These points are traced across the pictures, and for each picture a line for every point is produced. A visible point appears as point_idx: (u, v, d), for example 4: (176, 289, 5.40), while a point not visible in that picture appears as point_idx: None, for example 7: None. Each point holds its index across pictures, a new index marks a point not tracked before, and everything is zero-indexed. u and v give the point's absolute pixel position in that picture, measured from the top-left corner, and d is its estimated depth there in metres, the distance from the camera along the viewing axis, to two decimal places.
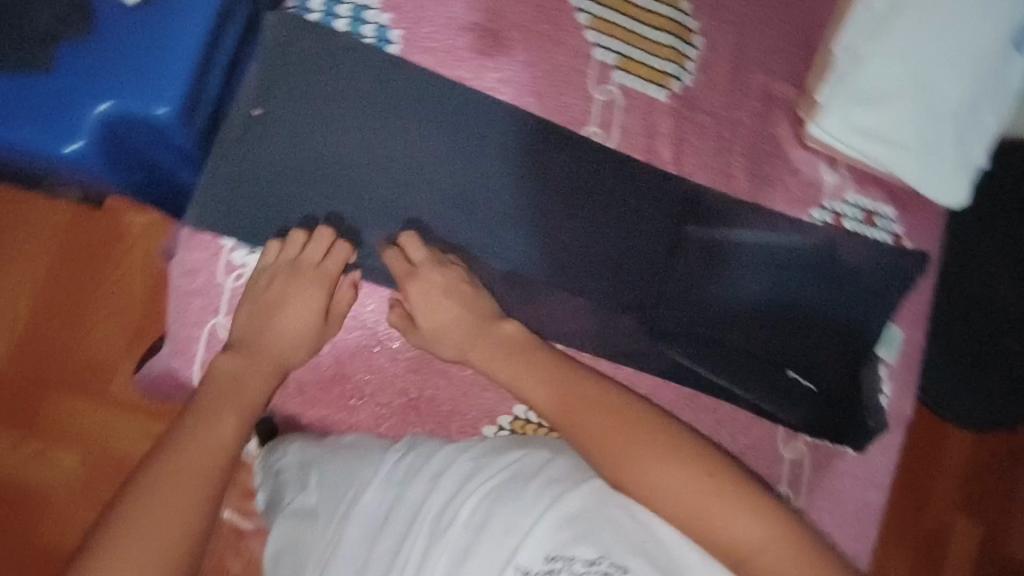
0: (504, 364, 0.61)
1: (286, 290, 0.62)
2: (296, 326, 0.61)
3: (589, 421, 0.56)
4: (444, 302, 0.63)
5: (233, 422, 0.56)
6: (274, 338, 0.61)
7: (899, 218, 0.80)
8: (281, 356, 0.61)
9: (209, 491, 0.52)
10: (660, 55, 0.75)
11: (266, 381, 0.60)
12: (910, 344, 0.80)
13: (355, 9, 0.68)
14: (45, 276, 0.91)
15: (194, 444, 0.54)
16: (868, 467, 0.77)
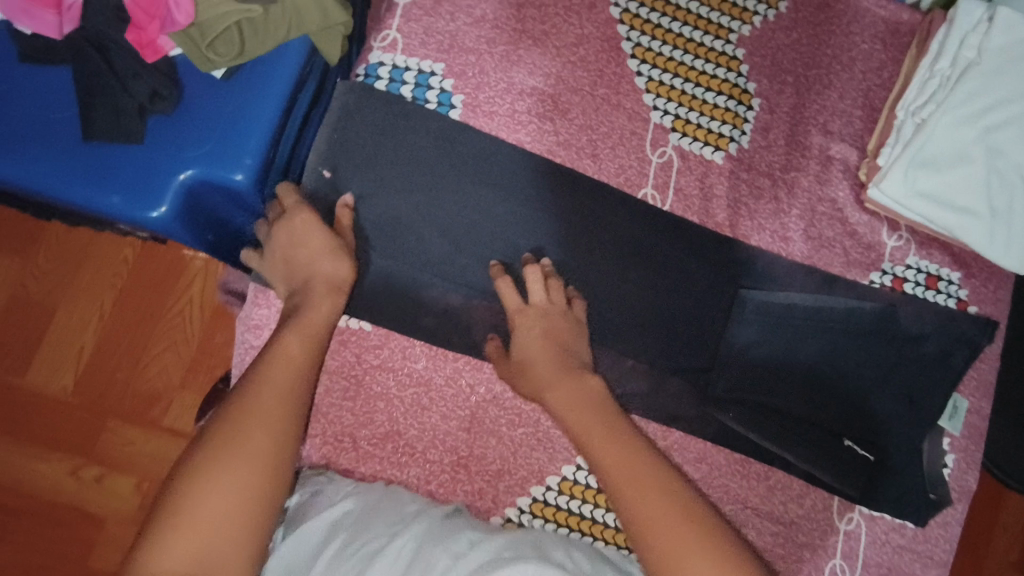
0: (582, 418, 0.59)
1: (293, 230, 0.62)
2: (321, 249, 0.61)
3: (641, 497, 0.52)
4: (542, 342, 0.64)
5: (302, 358, 0.55)
6: (318, 272, 0.61)
7: (964, 283, 0.78)
8: (323, 277, 0.61)
9: (293, 426, 0.52)
10: (717, 117, 0.76)
11: (327, 307, 0.59)
12: (975, 414, 0.77)
13: (420, 76, 0.71)
14: (111, 308, 0.94)
15: (277, 361, 0.54)
16: (930, 542, 0.74)
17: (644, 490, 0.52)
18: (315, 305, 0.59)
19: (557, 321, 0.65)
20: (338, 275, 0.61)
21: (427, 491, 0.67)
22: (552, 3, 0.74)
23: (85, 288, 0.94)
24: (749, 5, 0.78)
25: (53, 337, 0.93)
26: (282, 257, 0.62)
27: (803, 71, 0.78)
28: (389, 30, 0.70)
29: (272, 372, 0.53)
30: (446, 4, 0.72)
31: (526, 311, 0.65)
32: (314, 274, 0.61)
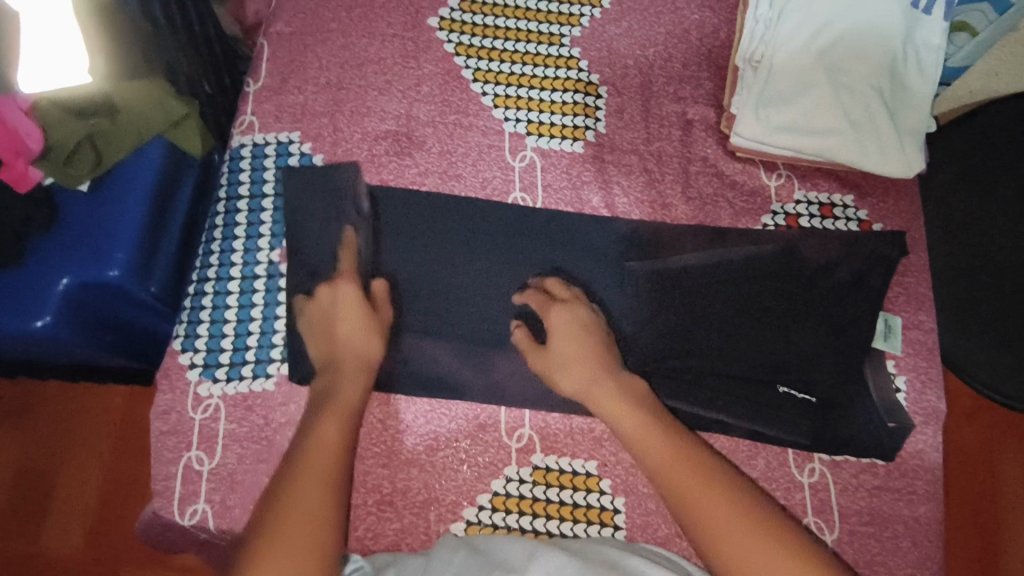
0: (643, 439, 0.60)
1: (337, 300, 0.67)
2: (364, 327, 0.66)
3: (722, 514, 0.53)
4: (581, 335, 0.66)
5: (346, 425, 0.60)
6: (353, 351, 0.65)
7: (860, 203, 0.76)
8: (360, 354, 0.65)
9: (339, 493, 0.55)
10: (567, 112, 0.79)
11: (360, 387, 0.63)
12: (915, 328, 0.72)
13: (279, 147, 0.76)
14: (108, 456, 0.98)
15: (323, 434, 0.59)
16: (909, 476, 0.68)
17: (719, 505, 0.53)
18: (348, 385, 0.63)
19: (598, 333, 0.67)
20: (369, 354, 0.65)
21: (357, 537, 0.65)
22: (390, 56, 0.80)
23: (77, 442, 0.98)
24: (573, 9, 0.83)
25: (58, 497, 0.96)
26: (325, 323, 0.67)
27: (641, 52, 0.82)
28: (244, 115, 0.77)
29: (314, 441, 0.58)
30: (293, 80, 0.79)
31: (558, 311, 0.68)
32: (350, 350, 0.65)
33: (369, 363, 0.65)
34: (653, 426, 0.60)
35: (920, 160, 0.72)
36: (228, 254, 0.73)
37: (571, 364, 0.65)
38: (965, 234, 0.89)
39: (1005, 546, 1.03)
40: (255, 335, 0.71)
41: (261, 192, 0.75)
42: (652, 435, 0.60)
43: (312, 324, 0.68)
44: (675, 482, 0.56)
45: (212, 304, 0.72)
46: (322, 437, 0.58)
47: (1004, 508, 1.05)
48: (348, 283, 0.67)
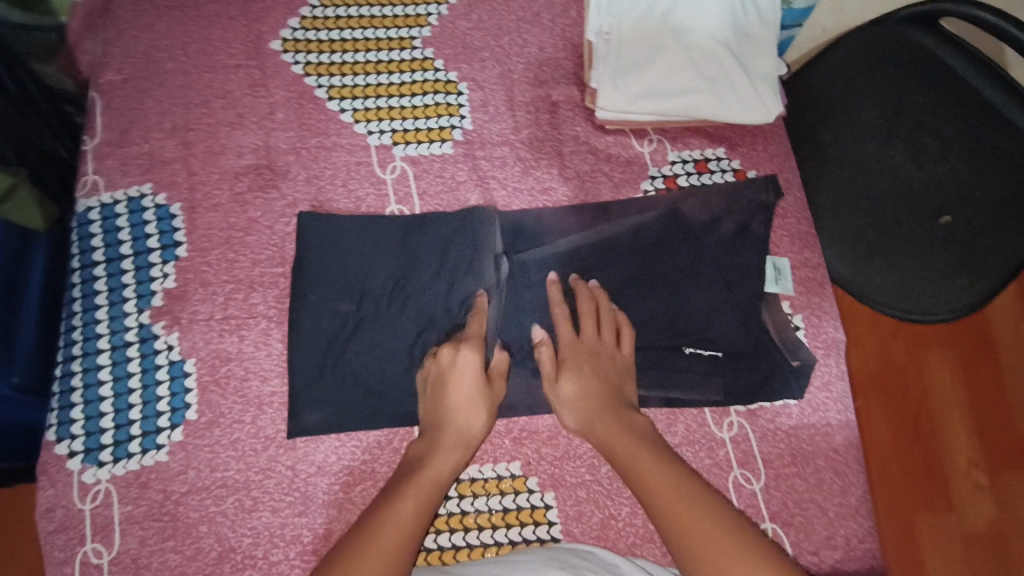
0: (636, 455, 0.60)
1: (457, 364, 0.64)
2: (470, 399, 0.63)
3: (696, 524, 0.54)
4: (590, 386, 0.64)
5: (422, 511, 0.58)
6: (455, 425, 0.63)
7: (732, 154, 0.78)
8: (461, 430, 0.63)
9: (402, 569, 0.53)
10: (431, 115, 0.77)
11: (455, 466, 0.62)
12: (803, 265, 0.74)
13: (131, 202, 0.71)
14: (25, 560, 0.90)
15: (384, 520, 0.56)
16: (821, 410, 0.68)
17: (702, 516, 0.55)
18: (443, 460, 0.61)
19: (608, 364, 0.66)
20: (472, 430, 0.63)
21: None
22: (237, 88, 0.76)
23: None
24: (420, 10, 0.81)
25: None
26: (433, 388, 0.65)
27: (496, 42, 0.81)
28: (86, 175, 0.72)
29: (383, 522, 0.56)
30: (135, 130, 0.74)
31: (580, 351, 0.66)
32: (451, 425, 0.63)
33: (471, 440, 0.63)
34: (639, 442, 0.61)
35: (777, 103, 0.74)
36: (92, 327, 0.68)
37: (585, 405, 0.64)
38: (837, 173, 0.94)
39: (946, 450, 1.07)
40: (137, 407, 0.66)
41: (119, 254, 0.70)
42: (638, 449, 0.61)
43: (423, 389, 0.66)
44: (658, 496, 0.57)
45: (83, 384, 0.66)
46: (401, 509, 0.57)
47: (939, 414, 1.09)
48: (475, 348, 0.65)
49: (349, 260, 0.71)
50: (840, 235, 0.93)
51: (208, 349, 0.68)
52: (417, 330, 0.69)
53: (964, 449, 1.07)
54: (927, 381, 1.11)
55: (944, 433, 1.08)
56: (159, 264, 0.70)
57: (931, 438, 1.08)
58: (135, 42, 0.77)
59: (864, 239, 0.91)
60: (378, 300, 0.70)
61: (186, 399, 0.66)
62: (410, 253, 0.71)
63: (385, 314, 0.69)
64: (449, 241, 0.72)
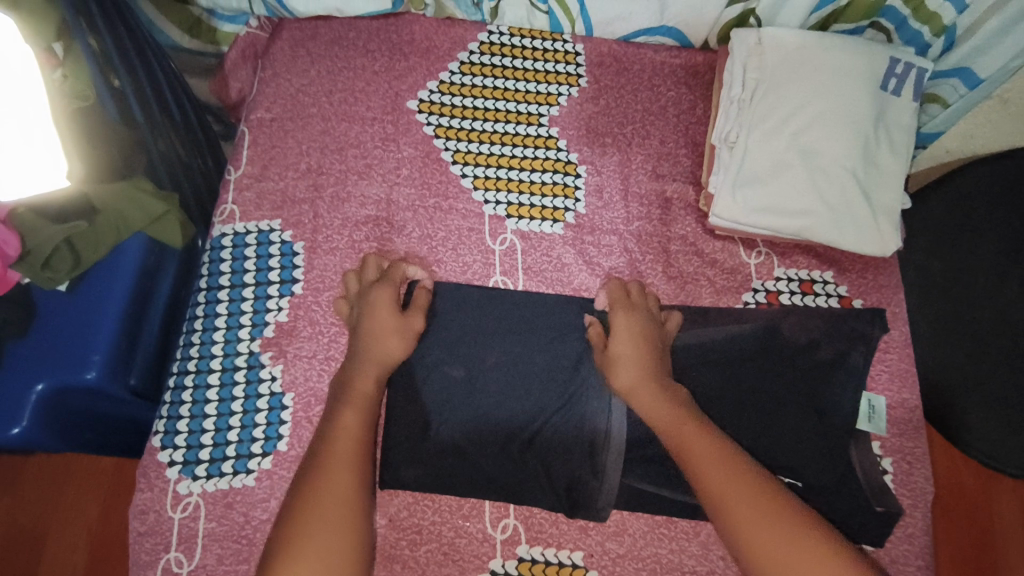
0: (666, 413, 0.64)
1: (371, 300, 0.70)
2: (385, 329, 0.69)
3: (714, 475, 0.58)
4: (641, 344, 0.68)
5: (365, 417, 0.64)
6: (369, 343, 0.68)
7: (840, 280, 0.77)
8: (375, 347, 0.68)
9: (361, 472, 0.61)
10: (547, 193, 0.79)
11: (373, 382, 0.67)
12: (899, 407, 0.72)
13: (260, 234, 0.76)
14: (95, 512, 0.96)
15: (333, 431, 0.63)
16: (900, 563, 0.67)
17: (716, 461, 0.59)
18: (366, 373, 0.67)
19: (652, 327, 0.70)
20: (389, 357, 0.69)
21: None
22: (370, 140, 0.81)
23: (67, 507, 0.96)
24: (552, 89, 0.84)
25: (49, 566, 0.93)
26: (356, 328, 0.70)
27: (619, 130, 0.83)
28: (225, 204, 0.78)
29: (335, 432, 0.62)
30: (274, 167, 0.79)
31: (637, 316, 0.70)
32: (369, 354, 0.68)
33: (388, 359, 0.68)
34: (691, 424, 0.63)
35: (895, 239, 0.73)
36: (208, 345, 0.72)
37: (630, 362, 0.67)
38: (952, 306, 0.88)
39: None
40: (235, 429, 0.70)
41: (242, 281, 0.75)
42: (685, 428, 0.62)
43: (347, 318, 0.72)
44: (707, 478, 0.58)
45: (191, 398, 0.71)
46: (343, 423, 0.63)
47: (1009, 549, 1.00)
48: (388, 291, 0.71)
49: (473, 325, 0.74)
50: (949, 370, 0.86)
51: (307, 386, 0.71)
52: (515, 407, 0.71)
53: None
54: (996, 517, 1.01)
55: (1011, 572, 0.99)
56: (275, 296, 0.74)
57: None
58: (287, 85, 0.83)
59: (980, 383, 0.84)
60: (492, 373, 0.72)
61: (280, 430, 0.70)
62: (522, 331, 0.74)
63: (495, 387, 0.72)
64: (567, 333, 0.74)
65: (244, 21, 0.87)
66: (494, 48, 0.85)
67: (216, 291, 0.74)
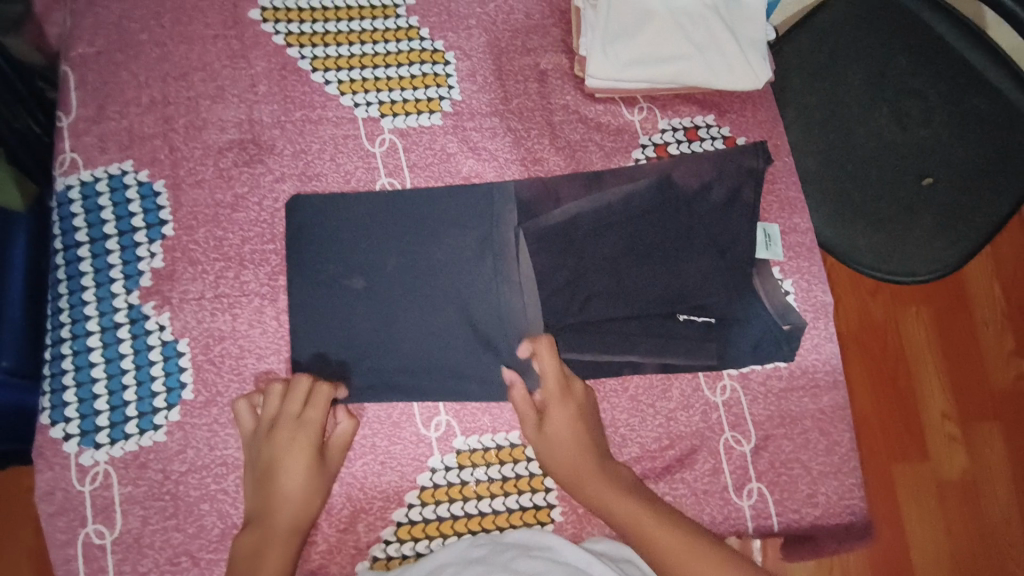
0: (604, 494, 0.62)
1: (282, 454, 0.62)
2: (297, 491, 0.61)
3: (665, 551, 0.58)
4: (562, 422, 0.64)
5: (322, 472, 0.63)
6: (285, 485, 0.61)
7: (722, 122, 0.78)
8: (292, 496, 0.61)
9: (299, 535, 0.60)
10: (419, 85, 0.75)
11: (285, 561, 0.59)
12: (792, 232, 0.75)
13: (113, 180, 0.69)
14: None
15: (285, 486, 0.61)
16: (810, 372, 0.71)
17: (669, 539, 0.58)
18: (298, 467, 0.62)
19: (582, 397, 0.66)
20: (306, 481, 0.62)
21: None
22: (216, 59, 0.74)
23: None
24: None
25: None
26: (266, 461, 0.62)
27: (481, 9, 0.79)
28: (63, 153, 0.70)
29: (290, 486, 0.61)
30: (112, 105, 0.71)
31: (561, 411, 0.64)
32: (286, 496, 0.61)
33: (309, 489, 0.62)
34: (642, 506, 0.60)
35: (766, 68, 0.74)
36: (79, 308, 0.66)
37: (583, 475, 0.63)
38: (833, 136, 0.91)
39: (924, 404, 1.09)
40: (131, 387, 0.65)
41: (103, 233, 0.68)
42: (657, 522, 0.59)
43: (251, 476, 0.62)
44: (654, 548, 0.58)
45: (73, 366, 0.65)
46: (297, 474, 0.62)
47: (918, 369, 1.10)
48: (306, 455, 0.62)
49: (367, 234, 0.70)
50: (841, 198, 0.89)
51: (201, 328, 0.67)
52: (425, 307, 0.69)
53: (938, 401, 1.09)
54: (904, 341, 1.11)
55: (922, 387, 1.09)
56: (145, 243, 0.68)
57: (909, 391, 1.09)
58: (106, 13, 0.74)
59: (870, 206, 0.89)
60: (397, 278, 0.69)
61: (182, 378, 0.65)
62: (418, 230, 0.71)
63: (401, 290, 0.69)
64: (466, 224, 0.71)
65: None
66: None
67: (75, 249, 0.67)
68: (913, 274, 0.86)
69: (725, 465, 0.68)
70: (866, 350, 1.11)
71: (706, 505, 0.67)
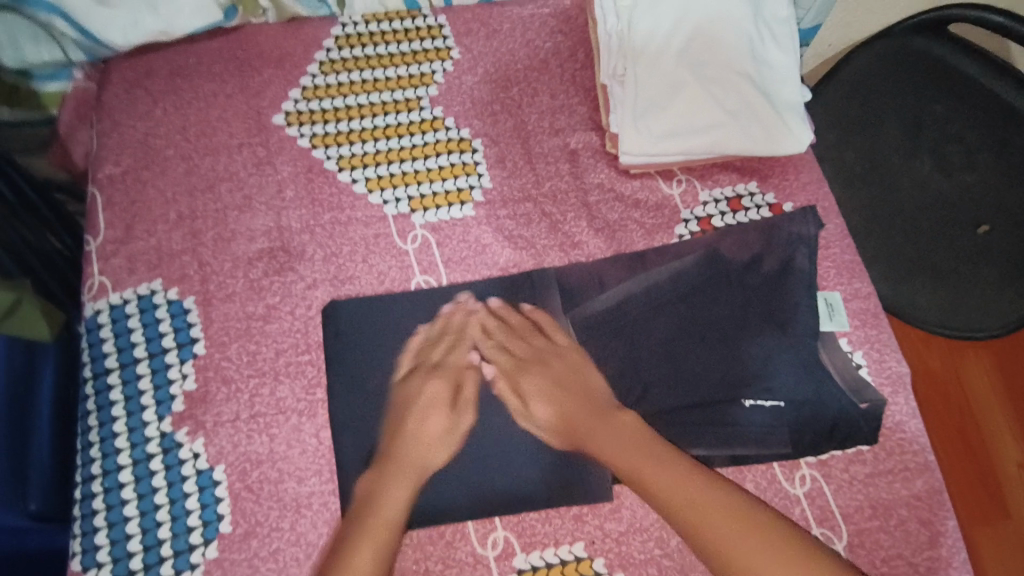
0: (628, 463, 0.61)
1: (416, 393, 0.64)
2: (434, 437, 0.63)
3: (708, 525, 0.56)
4: (553, 397, 0.64)
5: (461, 434, 0.63)
6: (416, 454, 0.63)
7: (765, 188, 0.74)
8: (420, 458, 0.62)
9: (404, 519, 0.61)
10: (448, 176, 0.73)
11: (379, 559, 0.58)
12: (855, 298, 0.70)
13: (142, 300, 0.67)
14: None
15: (416, 446, 0.63)
16: (897, 453, 0.64)
17: (708, 507, 0.57)
18: (434, 419, 0.63)
19: (556, 364, 0.65)
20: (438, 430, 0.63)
21: None
22: (241, 168, 0.73)
23: None
24: (423, 69, 0.78)
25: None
26: (399, 413, 0.64)
27: (505, 94, 0.78)
28: (92, 277, 0.68)
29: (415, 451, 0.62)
30: (139, 224, 0.70)
31: (528, 370, 0.65)
32: (418, 461, 0.62)
33: (439, 442, 0.63)
34: (679, 475, 0.60)
35: (806, 131, 0.71)
36: (110, 440, 0.63)
37: (611, 452, 0.62)
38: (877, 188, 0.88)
39: (996, 459, 1.01)
40: (166, 524, 0.60)
41: (132, 358, 0.65)
42: (685, 486, 0.59)
43: (381, 446, 0.63)
44: (690, 516, 0.58)
45: (105, 505, 0.61)
46: (427, 433, 0.63)
47: (985, 418, 1.03)
48: (443, 402, 0.64)
49: (407, 336, 0.67)
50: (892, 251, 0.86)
51: (238, 452, 0.63)
52: (473, 411, 0.64)
53: (1012, 454, 1.01)
54: (965, 389, 1.05)
55: (993, 439, 1.02)
56: (176, 364, 0.65)
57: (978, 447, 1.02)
58: (131, 132, 0.74)
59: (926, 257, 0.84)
60: (442, 383, 0.65)
61: (218, 510, 0.61)
62: (460, 328, 0.67)
63: (447, 395, 0.64)
64: (508, 316, 0.67)
65: (67, 75, 0.78)
66: (352, 40, 0.79)
67: (104, 375, 0.65)
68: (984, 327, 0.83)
69: None
70: (927, 401, 1.05)
71: None
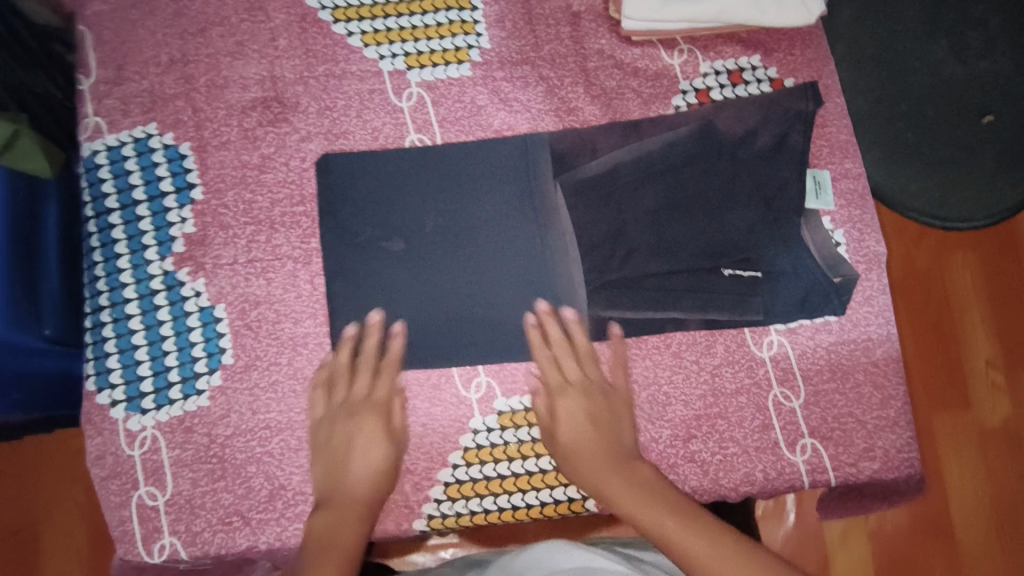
0: (641, 508, 0.57)
1: (353, 429, 0.62)
2: (377, 467, 0.62)
3: (724, 568, 0.51)
4: (582, 420, 0.62)
5: (388, 460, 0.63)
6: (357, 456, 0.61)
7: (769, 62, 0.73)
8: (366, 488, 0.61)
9: (365, 523, 0.59)
10: (445, 34, 0.71)
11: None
12: (845, 179, 0.71)
13: (138, 144, 0.68)
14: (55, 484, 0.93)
15: (355, 471, 0.61)
16: (861, 325, 0.68)
17: (720, 554, 0.52)
18: (370, 445, 0.62)
19: (602, 399, 0.64)
20: (376, 456, 0.62)
21: None
22: (233, 14, 0.71)
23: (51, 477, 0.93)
24: None
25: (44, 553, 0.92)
26: (327, 449, 0.62)
27: None
28: (86, 117, 0.68)
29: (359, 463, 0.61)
30: (131, 66, 0.69)
31: (568, 394, 0.64)
32: (349, 488, 0.60)
33: (382, 471, 0.62)
34: (694, 522, 0.55)
35: (817, 2, 0.69)
36: (116, 276, 0.66)
37: (628, 490, 0.58)
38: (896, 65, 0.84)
39: (966, 355, 1.05)
40: (172, 354, 0.65)
41: (132, 199, 0.67)
42: (697, 529, 0.54)
43: (319, 450, 0.63)
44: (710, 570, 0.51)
45: (115, 334, 0.65)
46: (371, 457, 0.62)
47: (963, 318, 1.06)
48: (375, 417, 0.63)
49: (401, 194, 0.68)
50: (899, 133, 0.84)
51: (237, 293, 0.66)
52: (462, 267, 0.67)
53: (983, 352, 1.05)
54: (947, 289, 1.07)
55: (967, 338, 1.06)
56: (175, 208, 0.67)
57: (952, 341, 1.06)
58: None
59: (925, 147, 0.83)
60: (433, 237, 0.67)
61: (221, 343, 0.65)
62: (451, 187, 0.68)
63: (437, 249, 0.67)
64: (500, 178, 0.68)
65: None
66: None
67: (105, 215, 0.67)
68: (967, 220, 0.83)
69: (772, 421, 0.66)
70: (909, 297, 1.07)
71: (758, 462, 0.66)
